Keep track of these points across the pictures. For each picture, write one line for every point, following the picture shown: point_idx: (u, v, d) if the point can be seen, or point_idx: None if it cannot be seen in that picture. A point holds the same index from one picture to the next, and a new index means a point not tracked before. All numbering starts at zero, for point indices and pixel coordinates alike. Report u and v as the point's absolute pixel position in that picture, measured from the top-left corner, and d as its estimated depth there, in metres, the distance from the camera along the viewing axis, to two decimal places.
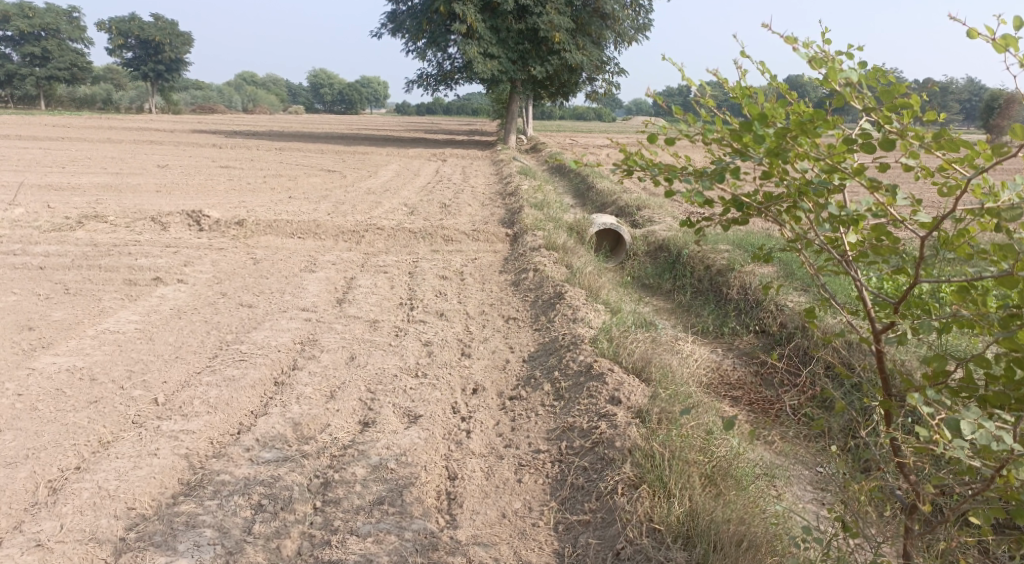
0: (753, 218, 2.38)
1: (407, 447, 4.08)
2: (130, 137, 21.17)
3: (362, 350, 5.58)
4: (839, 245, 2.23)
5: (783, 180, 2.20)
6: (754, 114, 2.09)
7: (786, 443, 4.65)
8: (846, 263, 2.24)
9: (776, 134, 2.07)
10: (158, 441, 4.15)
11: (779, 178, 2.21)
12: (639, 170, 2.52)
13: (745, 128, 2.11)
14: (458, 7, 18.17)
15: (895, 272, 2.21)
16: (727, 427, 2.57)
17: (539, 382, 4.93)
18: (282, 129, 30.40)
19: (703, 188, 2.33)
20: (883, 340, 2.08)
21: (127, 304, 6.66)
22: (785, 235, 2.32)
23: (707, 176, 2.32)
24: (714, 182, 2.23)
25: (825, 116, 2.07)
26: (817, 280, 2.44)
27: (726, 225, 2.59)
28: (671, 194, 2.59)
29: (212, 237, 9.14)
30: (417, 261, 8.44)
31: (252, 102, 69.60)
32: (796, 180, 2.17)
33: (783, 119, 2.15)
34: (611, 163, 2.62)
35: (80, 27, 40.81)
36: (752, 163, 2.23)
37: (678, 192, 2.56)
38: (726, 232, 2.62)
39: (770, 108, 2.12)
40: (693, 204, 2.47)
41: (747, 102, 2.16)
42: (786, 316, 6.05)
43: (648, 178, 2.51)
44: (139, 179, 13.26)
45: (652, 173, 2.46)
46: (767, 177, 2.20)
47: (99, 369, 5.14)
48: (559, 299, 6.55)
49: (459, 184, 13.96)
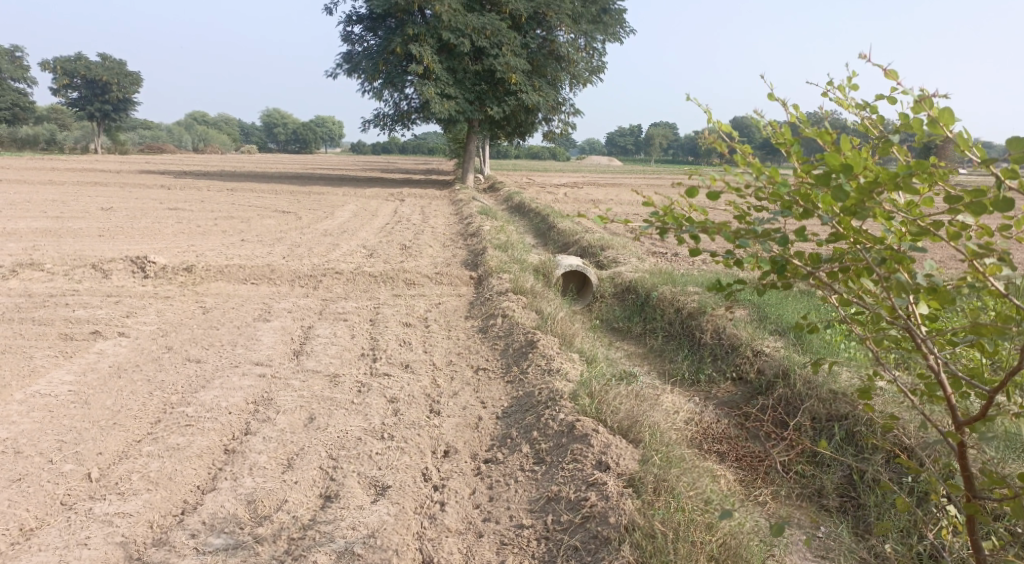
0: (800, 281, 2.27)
1: (376, 527, 3.67)
2: (73, 178, 20.39)
3: (322, 409, 5.13)
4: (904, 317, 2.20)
5: (859, 242, 2.11)
6: (833, 165, 2.00)
7: (781, 504, 4.34)
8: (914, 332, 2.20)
9: (861, 190, 1.98)
10: (89, 527, 3.71)
11: (852, 239, 2.13)
12: (673, 229, 2.39)
13: (827, 182, 2.01)
14: (415, 48, 18.05)
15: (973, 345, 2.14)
16: (781, 533, 2.43)
17: (517, 444, 4.54)
18: (236, 168, 29.81)
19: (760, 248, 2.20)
20: (971, 432, 2.14)
21: (60, 362, 6.11)
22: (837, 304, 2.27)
23: (764, 235, 2.20)
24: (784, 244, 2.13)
25: (926, 171, 1.99)
26: (867, 350, 2.40)
27: (759, 288, 2.53)
28: (698, 254, 2.46)
29: (158, 285, 8.59)
30: (378, 306, 8.03)
31: (203, 142, 68.58)
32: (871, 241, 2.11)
33: (867, 173, 2.03)
34: (641, 216, 2.46)
35: (22, 66, 39.49)
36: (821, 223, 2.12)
37: (703, 251, 2.46)
38: (759, 295, 2.54)
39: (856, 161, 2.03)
40: (730, 268, 2.38)
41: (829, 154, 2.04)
42: (765, 362, 5.74)
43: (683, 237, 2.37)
44: (80, 223, 12.59)
45: (690, 230, 2.32)
46: (841, 238, 2.11)
47: (26, 441, 4.61)
48: (531, 347, 6.20)
49: (419, 225, 13.60)
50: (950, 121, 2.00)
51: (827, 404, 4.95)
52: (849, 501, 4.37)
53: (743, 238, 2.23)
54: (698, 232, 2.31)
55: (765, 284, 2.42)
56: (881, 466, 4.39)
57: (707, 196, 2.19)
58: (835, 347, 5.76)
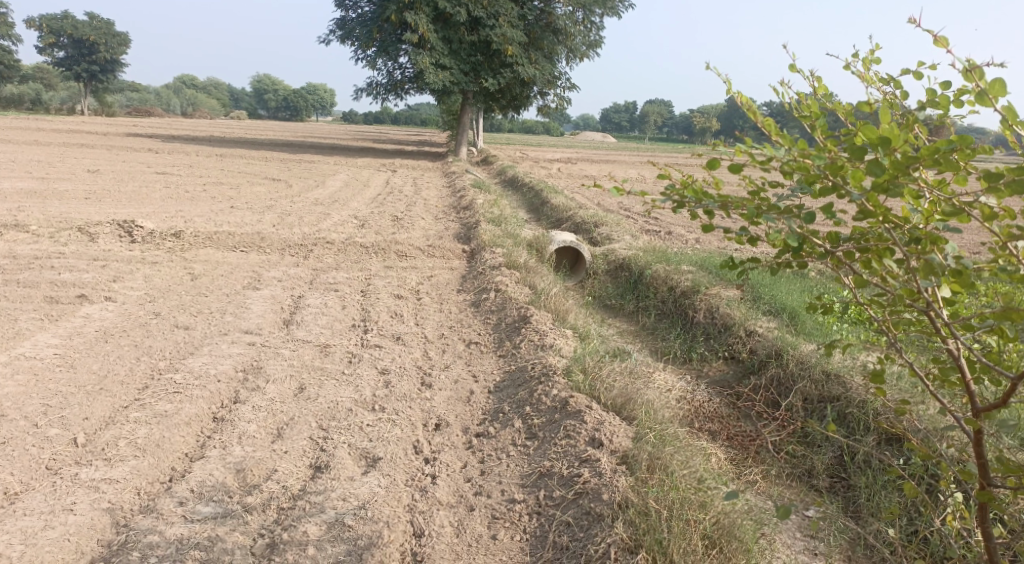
0: (818, 260, 2.24)
1: (366, 498, 3.64)
2: (59, 140, 20.07)
3: (312, 379, 5.08)
4: (926, 300, 2.18)
5: (887, 221, 2.08)
6: (870, 139, 1.96)
7: (771, 483, 4.35)
8: (935, 315, 2.19)
9: (897, 165, 1.95)
10: (75, 493, 3.66)
11: (879, 217, 2.10)
12: (690, 203, 2.34)
13: (861, 155, 1.97)
14: (411, 16, 17.75)
15: (995, 329, 2.12)
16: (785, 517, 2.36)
17: (509, 419, 4.51)
18: (224, 134, 29.46)
19: (783, 223, 2.16)
20: (989, 418, 2.13)
21: (46, 326, 6.02)
22: (856, 284, 2.25)
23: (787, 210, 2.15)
24: (811, 221, 2.10)
25: (964, 146, 1.96)
26: (883, 334, 2.38)
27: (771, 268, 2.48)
28: (712, 230, 2.41)
29: (146, 250, 8.48)
30: (369, 278, 7.95)
31: (192, 106, 67.66)
32: (898, 219, 2.09)
33: (904, 148, 2.00)
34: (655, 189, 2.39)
35: (8, 23, 38.58)
36: (849, 200, 2.08)
37: (717, 227, 2.42)
38: (772, 274, 2.52)
39: (893, 135, 2.00)
40: (746, 245, 2.35)
41: (865, 126, 1.99)
42: (757, 342, 5.71)
43: (698, 211, 2.33)
44: (67, 185, 12.41)
45: (707, 204, 2.27)
46: (869, 215, 2.08)
47: (10, 404, 4.54)
48: (524, 323, 6.15)
49: (411, 196, 13.47)
50: (998, 95, 1.98)
51: (818, 385, 4.93)
52: (840, 482, 4.38)
53: (765, 214, 2.19)
54: (718, 207, 2.26)
55: (780, 264, 2.39)
56: (873, 447, 4.39)
57: (732, 168, 2.15)
58: (828, 330, 5.75)
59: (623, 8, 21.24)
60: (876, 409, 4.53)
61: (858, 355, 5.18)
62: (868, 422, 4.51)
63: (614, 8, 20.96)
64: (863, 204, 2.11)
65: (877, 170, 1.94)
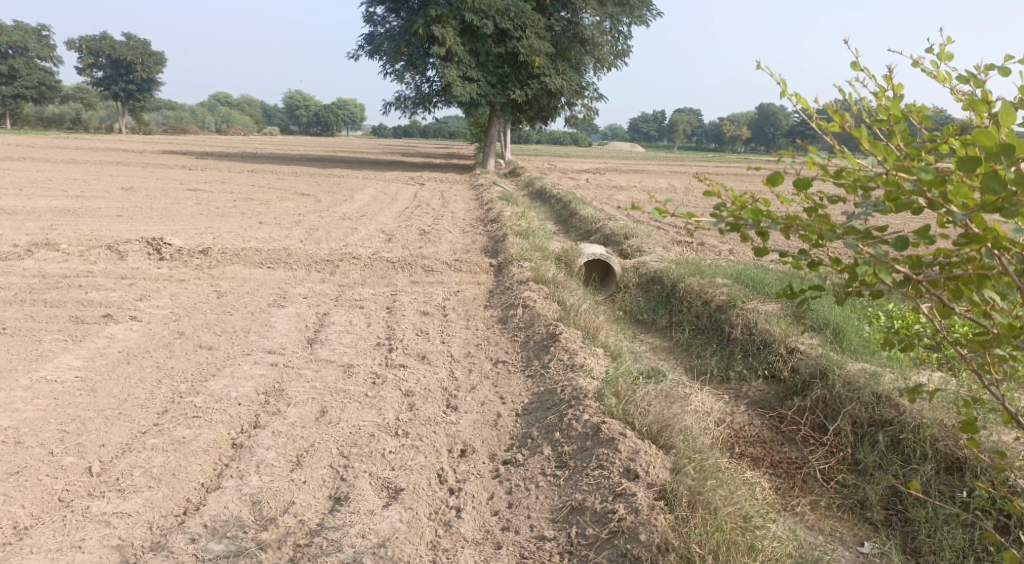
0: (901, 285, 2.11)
1: (386, 535, 3.46)
2: (96, 158, 20.36)
3: (335, 402, 4.90)
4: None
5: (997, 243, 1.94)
6: (989, 148, 1.80)
7: (820, 516, 4.07)
8: None
9: (1017, 178, 1.79)
10: (84, 528, 3.52)
11: (983, 241, 1.96)
12: (751, 224, 2.21)
13: (975, 168, 1.81)
14: (438, 30, 17.70)
15: None
16: None
17: (538, 445, 4.28)
18: (257, 150, 29.80)
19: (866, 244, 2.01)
20: None
21: (70, 347, 5.94)
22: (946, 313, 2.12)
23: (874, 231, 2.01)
24: (905, 247, 1.97)
25: None
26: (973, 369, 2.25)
27: (839, 296, 2.35)
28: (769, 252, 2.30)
29: (174, 267, 8.41)
30: (395, 294, 7.79)
31: (225, 123, 68.75)
32: (1007, 242, 1.95)
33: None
34: (711, 207, 2.26)
35: (49, 45, 39.47)
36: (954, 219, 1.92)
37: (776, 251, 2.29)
38: (839, 303, 2.39)
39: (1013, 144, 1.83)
40: (810, 270, 2.23)
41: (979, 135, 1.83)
42: (800, 361, 5.41)
43: (761, 232, 2.19)
44: (100, 203, 12.46)
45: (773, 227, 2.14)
46: (976, 239, 1.94)
47: (28, 430, 4.44)
48: (553, 340, 5.92)
49: (439, 210, 13.34)
50: None
51: (867, 407, 4.61)
52: (895, 515, 4.08)
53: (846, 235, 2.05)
54: (784, 229, 2.14)
55: (851, 289, 2.27)
56: (931, 479, 4.12)
57: (802, 186, 2.04)
58: (875, 347, 5.43)
59: (651, 16, 20.97)
60: (934, 435, 4.23)
61: (909, 374, 4.88)
62: (928, 449, 4.22)
63: (641, 17, 20.67)
64: (966, 226, 1.96)
65: (999, 184, 1.78)
